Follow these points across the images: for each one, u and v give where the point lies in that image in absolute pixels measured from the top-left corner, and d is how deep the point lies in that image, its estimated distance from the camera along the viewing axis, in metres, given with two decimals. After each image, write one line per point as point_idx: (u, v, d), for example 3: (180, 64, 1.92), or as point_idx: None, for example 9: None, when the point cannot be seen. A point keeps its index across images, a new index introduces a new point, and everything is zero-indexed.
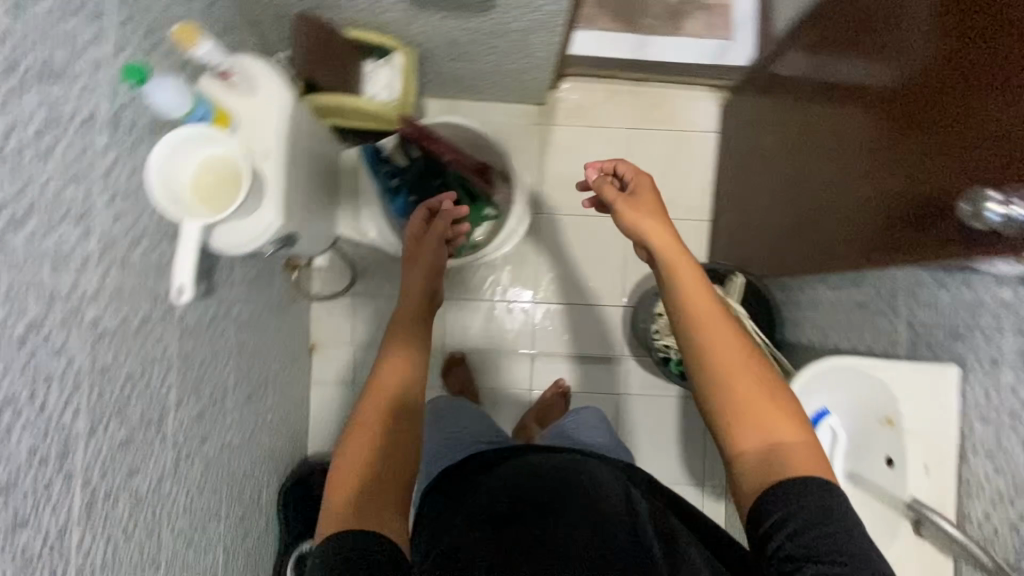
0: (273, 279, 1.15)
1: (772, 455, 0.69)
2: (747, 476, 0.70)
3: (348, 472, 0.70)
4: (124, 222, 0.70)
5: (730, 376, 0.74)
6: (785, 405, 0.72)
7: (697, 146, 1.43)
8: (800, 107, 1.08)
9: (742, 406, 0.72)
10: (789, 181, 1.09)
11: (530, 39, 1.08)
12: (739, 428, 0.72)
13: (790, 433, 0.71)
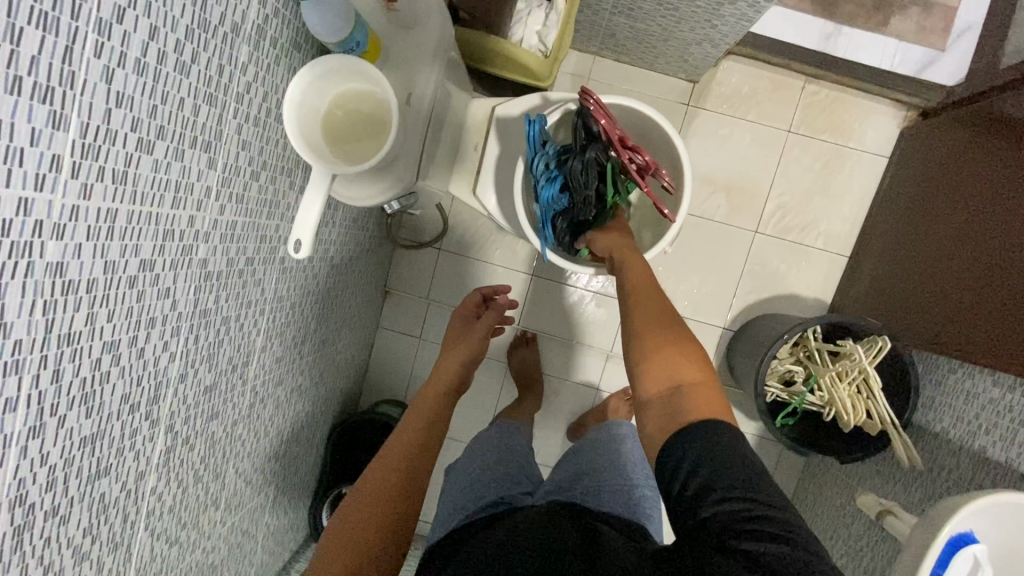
0: (367, 221, 1.07)
1: (671, 397, 0.64)
2: (650, 420, 0.64)
3: (343, 537, 0.66)
4: (249, 152, 0.61)
5: (653, 331, 0.71)
6: (693, 353, 0.68)
7: (857, 169, 1.23)
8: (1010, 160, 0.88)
9: (657, 357, 0.68)
10: (974, 247, 0.90)
11: (720, 8, 0.90)
12: (645, 371, 0.68)
13: (691, 373, 0.66)
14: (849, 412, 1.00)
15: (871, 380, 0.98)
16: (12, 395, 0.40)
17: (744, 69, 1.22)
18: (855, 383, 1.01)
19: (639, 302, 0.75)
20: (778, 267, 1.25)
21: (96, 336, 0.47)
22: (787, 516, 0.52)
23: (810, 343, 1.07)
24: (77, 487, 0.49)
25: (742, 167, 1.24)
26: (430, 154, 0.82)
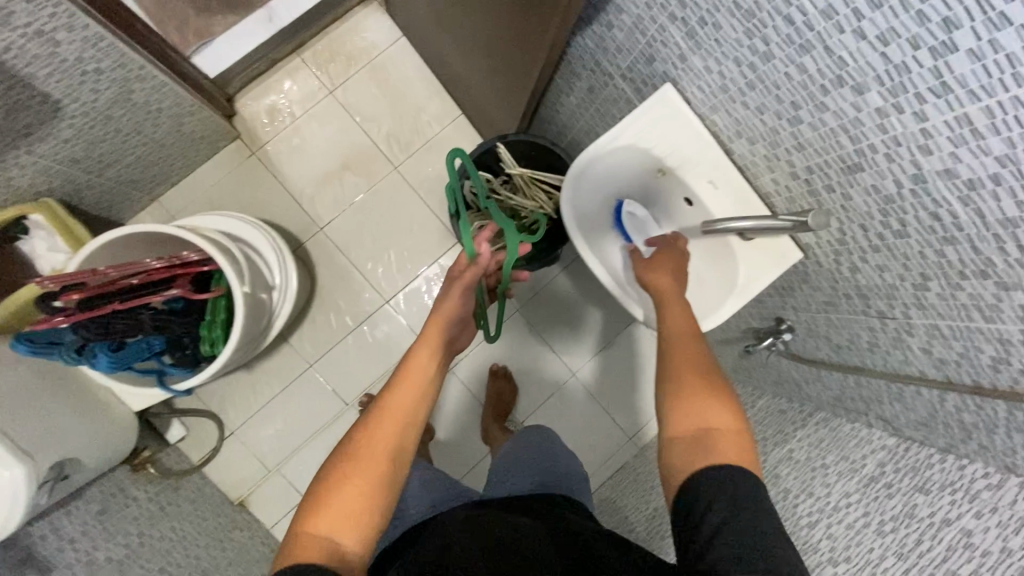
0: (125, 496, 1.04)
1: (700, 441, 0.58)
2: (677, 460, 0.58)
3: (343, 491, 0.61)
4: None
5: (696, 387, 0.61)
6: (725, 409, 0.60)
7: (397, 62, 1.33)
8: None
9: (697, 410, 0.60)
10: (466, 32, 1.03)
11: (135, 100, 0.95)
12: (680, 421, 0.60)
13: (727, 419, 0.59)
14: (543, 203, 1.09)
15: (527, 172, 1.08)
16: None
17: (256, 93, 1.30)
18: (526, 183, 1.10)
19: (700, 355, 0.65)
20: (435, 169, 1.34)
21: None
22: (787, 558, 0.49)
23: (481, 192, 1.12)
24: None
25: (336, 143, 1.32)
26: (40, 421, 0.80)
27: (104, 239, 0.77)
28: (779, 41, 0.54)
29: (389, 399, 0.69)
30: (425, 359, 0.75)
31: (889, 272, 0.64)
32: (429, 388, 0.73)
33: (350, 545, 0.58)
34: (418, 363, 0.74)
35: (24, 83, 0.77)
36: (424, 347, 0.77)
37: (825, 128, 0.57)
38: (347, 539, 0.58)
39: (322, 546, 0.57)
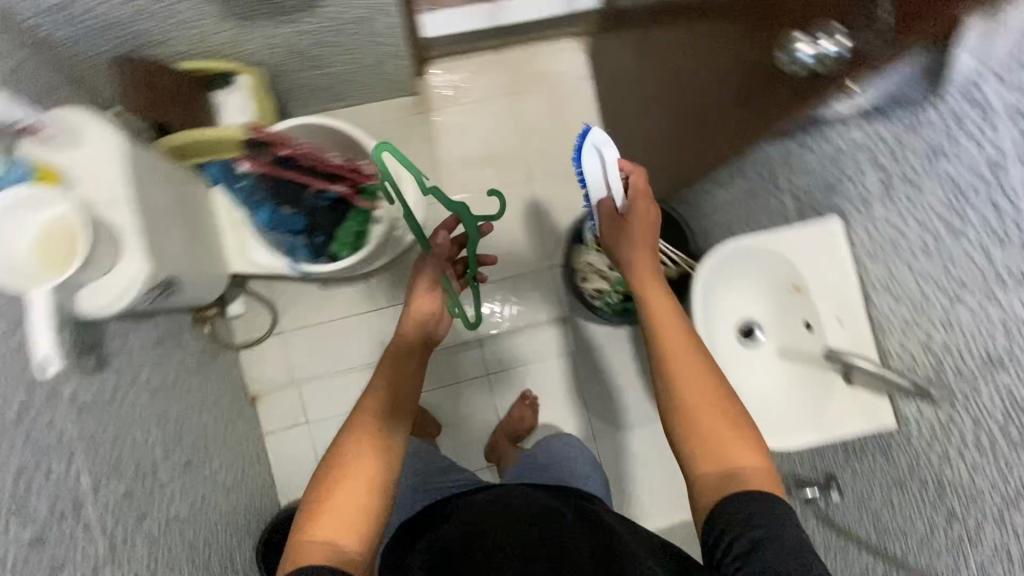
0: (179, 340, 1.10)
1: (730, 478, 0.66)
2: (704, 491, 0.67)
3: (339, 503, 0.63)
4: None
5: (702, 419, 0.70)
6: (740, 438, 0.68)
7: (575, 95, 1.44)
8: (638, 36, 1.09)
9: (717, 451, 0.68)
10: (655, 102, 1.10)
11: (369, 26, 1.05)
12: (699, 454, 0.69)
13: (752, 458, 0.67)
14: None
15: None
16: None
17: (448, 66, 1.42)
18: None
19: (701, 384, 0.72)
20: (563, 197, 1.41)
21: None
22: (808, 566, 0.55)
23: (601, 234, 1.16)
24: None
25: (492, 137, 1.41)
26: (170, 238, 0.87)
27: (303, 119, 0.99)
28: (977, 225, 0.58)
29: (357, 418, 0.71)
30: (406, 373, 0.78)
31: (982, 478, 0.65)
32: (412, 386, 0.77)
33: (349, 544, 0.62)
34: (400, 381, 0.77)
35: None
36: (394, 352, 0.80)
37: (985, 319, 0.60)
38: (347, 539, 0.62)
39: (325, 551, 0.60)
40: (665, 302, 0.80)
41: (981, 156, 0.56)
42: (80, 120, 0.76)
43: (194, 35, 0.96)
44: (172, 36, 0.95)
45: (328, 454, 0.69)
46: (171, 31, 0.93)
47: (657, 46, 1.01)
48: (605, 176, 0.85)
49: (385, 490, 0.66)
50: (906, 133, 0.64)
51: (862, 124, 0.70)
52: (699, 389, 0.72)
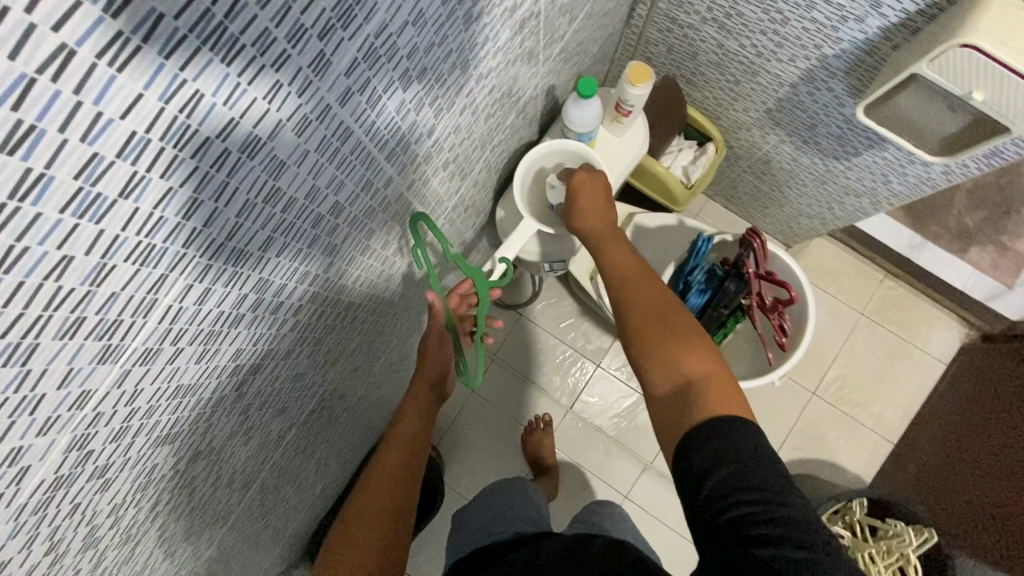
0: None
1: (684, 392, 0.52)
2: (667, 423, 0.53)
3: (346, 555, 0.60)
4: (474, 189, 0.74)
5: (663, 349, 0.56)
6: (696, 347, 0.55)
7: (916, 367, 1.33)
8: None
9: (675, 376, 0.54)
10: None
11: (845, 197, 1.04)
12: (667, 364, 0.55)
13: (703, 364, 0.54)
14: None
15: (906, 566, 1.02)
16: (302, 321, 0.48)
17: (833, 250, 1.38)
18: (890, 567, 1.04)
19: (679, 330, 0.57)
20: (827, 433, 1.31)
21: (348, 292, 0.54)
22: (804, 519, 0.43)
23: (850, 515, 1.11)
24: (268, 415, 0.54)
25: (813, 332, 1.35)
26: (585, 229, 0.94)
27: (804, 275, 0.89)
28: None
29: (396, 429, 0.71)
30: (420, 395, 0.74)
31: None
32: (413, 406, 0.73)
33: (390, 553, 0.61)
34: (404, 415, 0.73)
35: (873, 144, 0.87)
36: (419, 383, 0.74)
37: None
38: (391, 548, 0.61)
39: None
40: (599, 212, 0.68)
41: None
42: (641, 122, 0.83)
43: (723, 100, 1.01)
44: (708, 89, 1.01)
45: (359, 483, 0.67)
46: (714, 89, 1.00)
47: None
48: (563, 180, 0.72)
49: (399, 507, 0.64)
50: None
51: None
52: (664, 342, 0.56)
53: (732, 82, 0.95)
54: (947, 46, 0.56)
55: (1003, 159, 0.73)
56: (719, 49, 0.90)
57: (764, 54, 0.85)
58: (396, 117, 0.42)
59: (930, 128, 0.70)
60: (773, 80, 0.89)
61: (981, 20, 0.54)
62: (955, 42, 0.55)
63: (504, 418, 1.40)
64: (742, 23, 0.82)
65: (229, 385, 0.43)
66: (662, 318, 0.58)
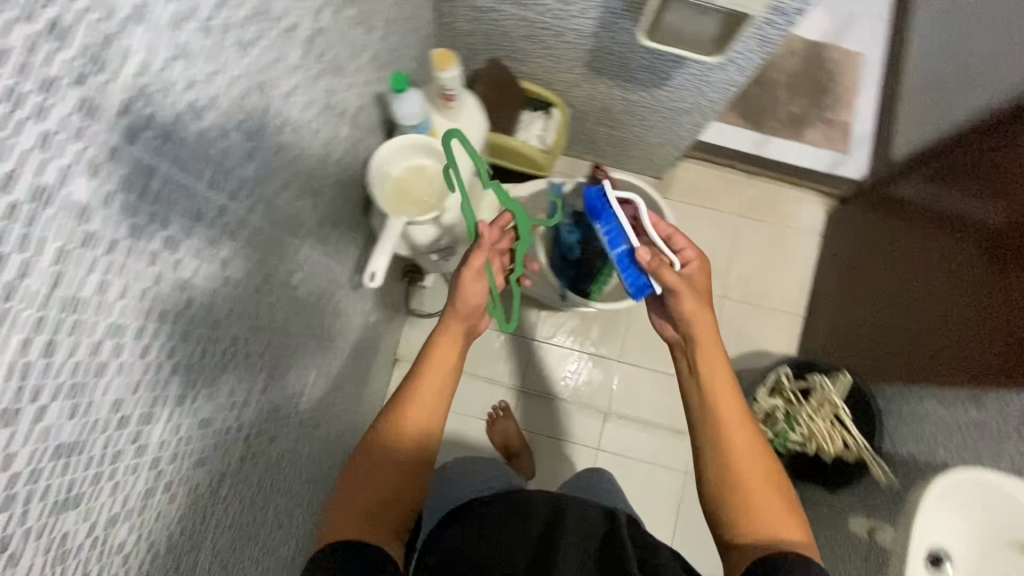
0: (390, 285, 1.21)
1: (773, 544, 0.65)
2: (724, 515, 0.70)
3: (361, 496, 0.69)
4: (335, 205, 0.77)
5: (751, 484, 0.70)
6: (796, 524, 0.68)
7: (798, 245, 1.48)
8: (916, 228, 1.13)
9: (751, 513, 0.68)
10: (907, 292, 1.11)
11: (679, 117, 1.16)
12: (753, 512, 0.68)
13: (793, 529, 0.67)
14: (827, 443, 1.12)
15: (837, 412, 1.13)
16: (181, 361, 0.49)
17: (697, 169, 1.51)
18: (827, 417, 1.14)
19: (750, 460, 0.71)
20: (746, 327, 1.43)
21: (227, 327, 0.56)
22: None
23: (783, 385, 1.22)
24: (188, 467, 0.55)
25: (706, 245, 1.47)
26: None
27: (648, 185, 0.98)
28: None
29: (409, 386, 0.76)
30: (450, 352, 0.79)
31: None
32: (441, 357, 0.78)
33: (387, 518, 0.69)
34: (430, 370, 0.77)
35: (677, 64, 0.98)
36: (446, 337, 0.79)
37: None
38: (387, 511, 0.70)
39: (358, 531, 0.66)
40: (706, 317, 0.77)
41: None
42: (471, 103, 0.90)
43: (546, 66, 1.10)
44: (531, 60, 1.10)
45: (368, 439, 0.73)
46: (535, 58, 1.09)
47: (940, 250, 1.05)
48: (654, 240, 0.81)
49: (402, 488, 0.72)
50: None
51: None
52: (762, 512, 0.68)
53: (546, 47, 1.05)
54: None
55: (771, 42, 0.86)
56: (523, 21, 0.99)
57: (559, 13, 0.94)
58: (200, 146, 0.45)
59: (705, 38, 0.82)
60: (577, 34, 0.98)
61: None
62: None
63: (463, 420, 1.43)
64: None
65: (123, 438, 0.44)
66: (744, 438, 0.72)
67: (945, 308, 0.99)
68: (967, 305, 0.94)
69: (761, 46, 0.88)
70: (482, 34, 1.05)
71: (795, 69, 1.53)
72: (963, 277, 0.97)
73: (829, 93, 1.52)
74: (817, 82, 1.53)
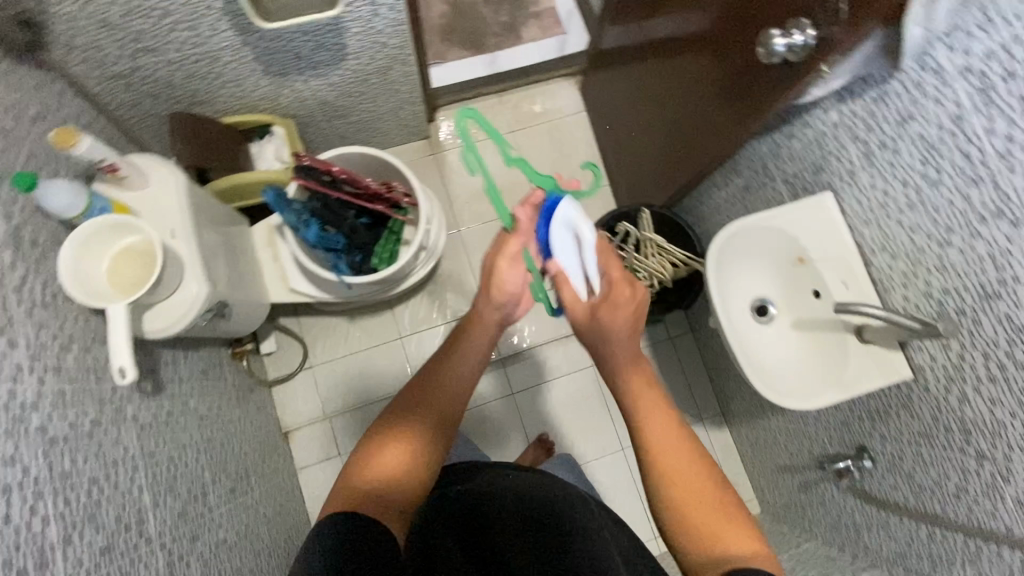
0: (221, 371, 1.14)
1: (717, 548, 0.65)
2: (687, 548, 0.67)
3: (366, 473, 0.69)
4: (52, 327, 0.70)
5: (686, 489, 0.69)
6: (733, 513, 0.68)
7: (573, 128, 1.58)
8: (637, 58, 1.24)
9: (688, 513, 0.68)
10: (655, 114, 1.22)
11: (389, 76, 1.18)
12: (692, 519, 0.67)
13: (745, 545, 0.65)
14: (663, 270, 1.21)
15: (658, 242, 1.19)
16: None
17: (455, 111, 1.56)
18: (654, 250, 1.21)
19: (698, 478, 0.70)
20: None
21: None
22: None
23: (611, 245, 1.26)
24: None
25: (499, 172, 1.53)
26: (222, 267, 0.95)
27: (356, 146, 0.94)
28: (951, 172, 0.66)
29: (417, 399, 0.76)
30: (447, 388, 0.77)
31: (999, 406, 0.70)
32: (456, 402, 0.77)
33: (397, 496, 0.68)
34: (437, 394, 0.76)
35: (340, 31, 1.00)
36: (452, 379, 0.78)
37: (973, 254, 0.66)
38: (392, 493, 0.68)
39: (369, 512, 0.65)
40: (619, 317, 0.74)
41: (942, 114, 0.65)
42: (148, 164, 0.87)
43: (234, 91, 1.08)
44: (216, 94, 1.07)
45: (382, 426, 0.74)
46: (219, 90, 1.06)
47: (658, 64, 1.15)
48: (589, 272, 0.73)
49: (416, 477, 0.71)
50: (876, 106, 0.74)
51: (839, 104, 0.79)
52: (692, 497, 0.68)
53: (218, 75, 1.02)
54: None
55: None
56: (173, 62, 0.95)
57: (199, 36, 0.91)
58: None
59: None
60: (232, 47, 0.96)
61: None
62: None
63: None
64: (155, 33, 0.88)
65: None
66: (688, 461, 0.71)
67: (681, 106, 1.10)
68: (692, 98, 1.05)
69: None
70: (147, 94, 1.00)
71: None
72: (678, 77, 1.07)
73: None
74: None
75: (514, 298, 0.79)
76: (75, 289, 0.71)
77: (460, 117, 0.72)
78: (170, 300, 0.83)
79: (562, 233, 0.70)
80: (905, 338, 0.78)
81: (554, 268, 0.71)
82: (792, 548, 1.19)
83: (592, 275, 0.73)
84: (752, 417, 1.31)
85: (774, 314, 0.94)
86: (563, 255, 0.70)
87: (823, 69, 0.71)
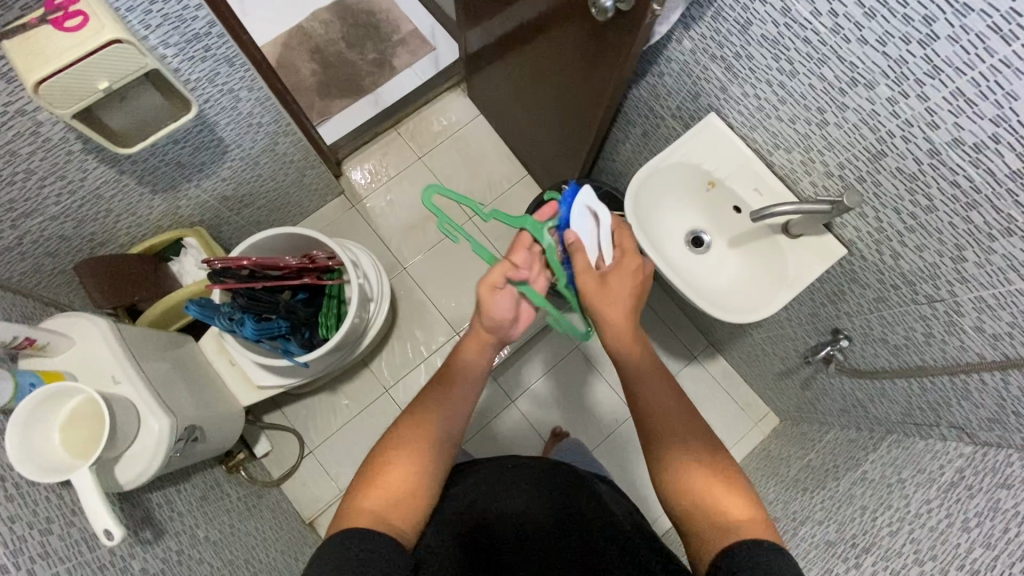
0: (220, 490, 1.12)
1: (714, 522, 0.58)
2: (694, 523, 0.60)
3: (383, 480, 0.63)
4: (23, 517, 0.68)
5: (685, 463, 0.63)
6: (733, 489, 0.61)
7: (475, 133, 1.59)
8: (504, 50, 1.27)
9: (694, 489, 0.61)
10: (538, 95, 1.25)
11: (278, 151, 1.18)
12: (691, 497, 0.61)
13: (742, 510, 0.59)
14: None
15: None
16: None
17: (359, 159, 1.56)
18: None
19: (698, 454, 0.64)
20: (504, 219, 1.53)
21: None
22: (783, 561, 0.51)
23: None
24: None
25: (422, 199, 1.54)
26: (180, 392, 0.94)
27: (263, 231, 0.93)
28: (801, 59, 0.71)
29: (409, 421, 0.69)
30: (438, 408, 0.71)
31: (928, 250, 0.73)
32: (450, 421, 0.70)
33: (399, 519, 0.61)
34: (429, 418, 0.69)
35: (211, 128, 1.00)
36: (445, 398, 0.72)
37: (849, 124, 0.71)
38: (396, 514, 0.61)
39: (388, 511, 0.60)
40: (627, 280, 0.71)
41: (773, 10, 0.70)
42: (66, 323, 0.86)
43: (132, 220, 1.07)
44: (115, 228, 1.06)
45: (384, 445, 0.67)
46: (115, 224, 1.05)
47: (523, 48, 1.18)
48: (599, 244, 0.73)
49: (430, 488, 0.65)
50: (718, 23, 0.78)
51: (687, 32, 0.83)
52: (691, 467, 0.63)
53: (108, 210, 1.01)
54: (36, 92, 0.67)
55: (237, 55, 0.91)
56: (58, 216, 0.94)
57: (72, 181, 0.90)
58: None
59: (159, 103, 0.84)
60: (110, 179, 0.95)
61: (20, 66, 0.66)
62: (29, 87, 0.66)
63: None
64: (27, 196, 0.87)
65: None
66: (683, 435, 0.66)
67: (557, 81, 1.13)
68: (563, 68, 1.08)
69: (236, 63, 0.92)
70: (45, 255, 0.98)
71: (344, 36, 1.65)
72: (545, 53, 1.10)
73: (381, 28, 1.66)
74: (366, 29, 1.66)
75: (509, 321, 0.73)
76: (31, 472, 0.69)
77: (426, 196, 0.70)
78: (136, 442, 0.82)
79: (580, 212, 0.71)
80: (829, 221, 0.81)
81: (571, 237, 0.69)
82: (813, 444, 1.22)
83: (604, 248, 0.73)
84: (736, 338, 1.33)
85: (711, 246, 0.97)
86: (579, 226, 0.70)
87: (655, 8, 0.74)
